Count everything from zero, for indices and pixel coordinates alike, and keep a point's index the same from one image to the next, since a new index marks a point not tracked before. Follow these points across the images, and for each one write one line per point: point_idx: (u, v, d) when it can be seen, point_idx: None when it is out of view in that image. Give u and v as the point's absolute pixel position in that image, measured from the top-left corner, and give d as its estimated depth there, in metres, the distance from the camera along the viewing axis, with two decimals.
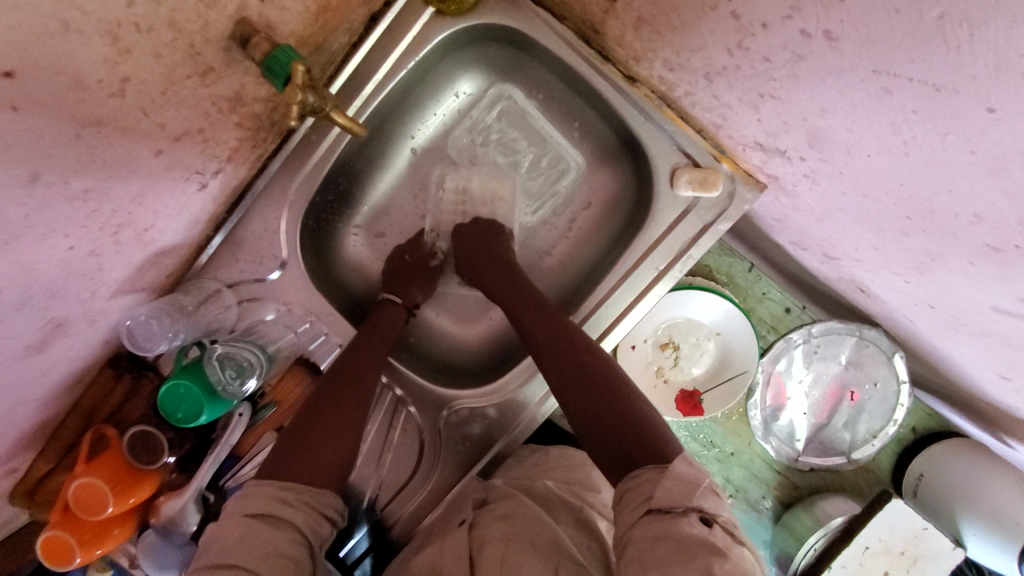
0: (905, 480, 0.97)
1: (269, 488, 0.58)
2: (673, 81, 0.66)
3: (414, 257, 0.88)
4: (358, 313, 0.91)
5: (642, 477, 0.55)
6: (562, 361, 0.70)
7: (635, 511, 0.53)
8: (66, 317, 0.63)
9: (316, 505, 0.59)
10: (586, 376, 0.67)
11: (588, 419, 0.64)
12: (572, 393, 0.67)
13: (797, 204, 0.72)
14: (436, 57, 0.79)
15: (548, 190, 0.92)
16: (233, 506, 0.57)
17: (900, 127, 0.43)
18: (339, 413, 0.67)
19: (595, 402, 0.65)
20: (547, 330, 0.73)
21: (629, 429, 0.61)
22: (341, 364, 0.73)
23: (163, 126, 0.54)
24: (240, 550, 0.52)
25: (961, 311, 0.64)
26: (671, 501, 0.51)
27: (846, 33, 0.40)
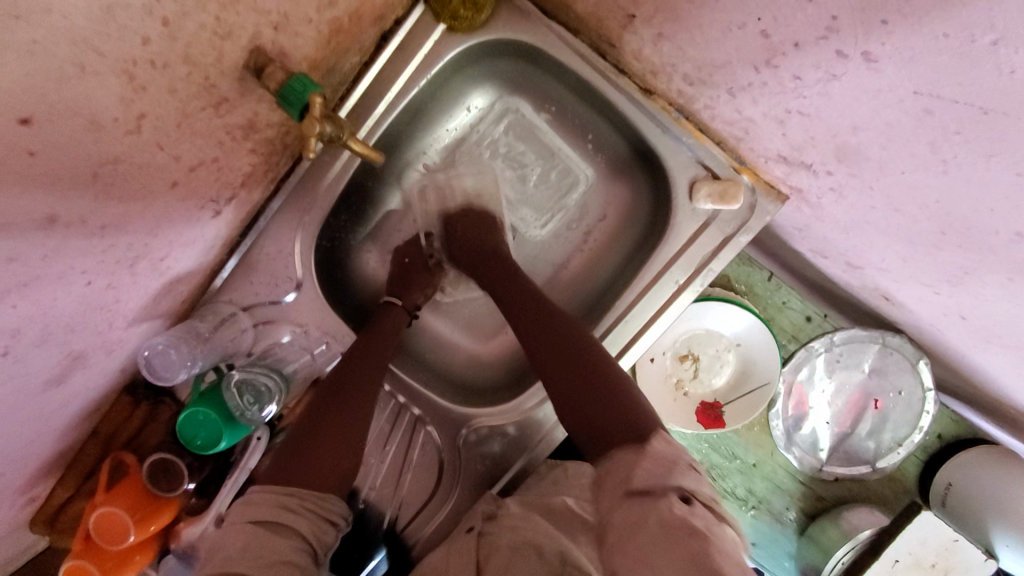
0: (933, 489, 0.95)
1: (273, 496, 0.57)
2: (693, 94, 0.64)
3: (413, 256, 0.87)
4: None
5: (618, 460, 0.52)
6: (552, 353, 0.68)
7: (613, 493, 0.49)
8: (84, 350, 0.62)
9: (321, 509, 0.59)
10: (577, 368, 0.65)
11: (574, 412, 0.63)
12: (561, 386, 0.65)
13: (821, 215, 0.70)
14: (448, 73, 0.78)
15: (558, 203, 0.90)
16: (236, 513, 0.55)
17: (941, 147, 0.41)
18: (345, 418, 0.68)
19: (583, 391, 0.63)
20: (537, 319, 0.71)
21: (611, 415, 0.59)
22: (343, 367, 0.73)
23: (179, 158, 0.54)
24: (238, 554, 0.49)
25: (996, 323, 0.62)
26: (651, 483, 0.47)
27: (885, 55, 0.38)
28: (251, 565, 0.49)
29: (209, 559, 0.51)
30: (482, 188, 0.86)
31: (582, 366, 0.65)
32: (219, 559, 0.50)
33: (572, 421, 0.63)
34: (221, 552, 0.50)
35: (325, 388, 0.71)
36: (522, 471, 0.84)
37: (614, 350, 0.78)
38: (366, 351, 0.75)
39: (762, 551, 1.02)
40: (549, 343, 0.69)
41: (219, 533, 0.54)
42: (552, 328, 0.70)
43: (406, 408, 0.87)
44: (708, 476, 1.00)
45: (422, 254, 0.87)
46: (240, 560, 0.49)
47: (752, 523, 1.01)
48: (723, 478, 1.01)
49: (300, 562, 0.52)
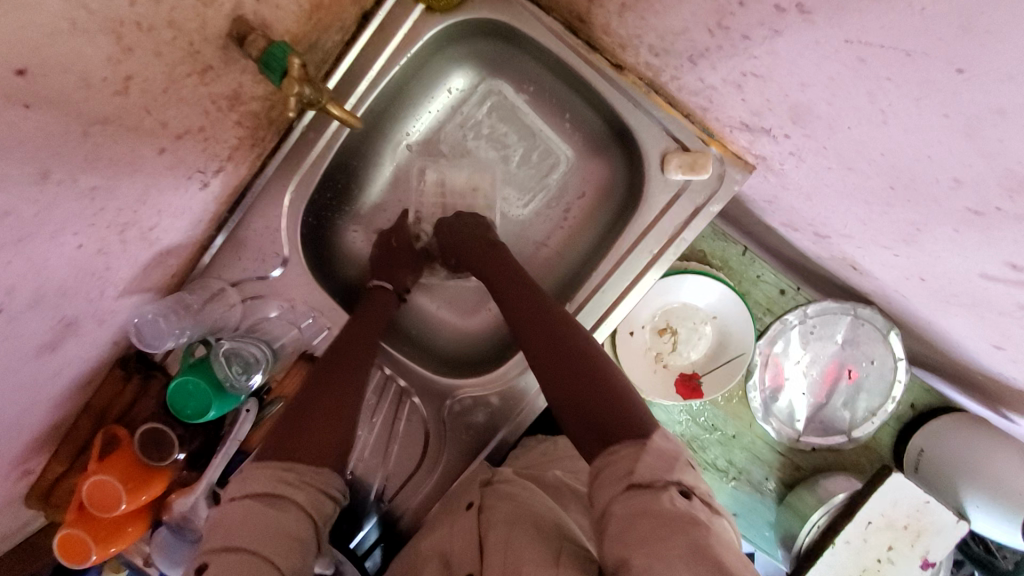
0: (906, 455, 0.98)
1: (270, 470, 0.57)
2: (659, 66, 0.68)
3: (401, 242, 0.90)
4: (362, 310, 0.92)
5: (618, 453, 0.53)
6: (544, 338, 0.68)
7: (614, 488, 0.51)
8: (77, 316, 0.65)
9: (319, 483, 0.58)
10: (569, 352, 0.66)
11: (563, 394, 0.63)
12: (552, 368, 0.65)
13: (786, 183, 0.73)
14: (428, 53, 0.81)
15: (540, 183, 0.94)
16: (234, 489, 0.56)
17: (877, 96, 0.44)
18: (336, 395, 0.67)
19: (572, 374, 0.63)
20: (530, 310, 0.72)
21: (607, 398, 0.60)
22: (331, 352, 0.73)
23: (166, 124, 0.56)
24: (239, 528, 0.52)
25: (951, 281, 0.65)
26: (652, 477, 0.50)
27: (818, 6, 0.41)
28: (250, 539, 0.51)
29: (211, 533, 0.53)
30: (476, 183, 0.93)
31: (576, 351, 0.66)
32: (220, 533, 0.52)
33: (559, 397, 0.63)
34: (222, 526, 0.52)
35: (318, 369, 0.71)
36: (508, 437, 0.87)
37: (592, 319, 0.81)
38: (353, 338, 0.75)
39: (743, 521, 1.04)
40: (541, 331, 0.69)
41: (219, 508, 0.56)
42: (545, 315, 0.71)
43: (393, 379, 0.89)
44: (689, 448, 1.03)
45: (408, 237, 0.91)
46: (242, 535, 0.51)
47: (733, 494, 1.04)
48: (704, 450, 1.03)
49: (298, 533, 0.53)
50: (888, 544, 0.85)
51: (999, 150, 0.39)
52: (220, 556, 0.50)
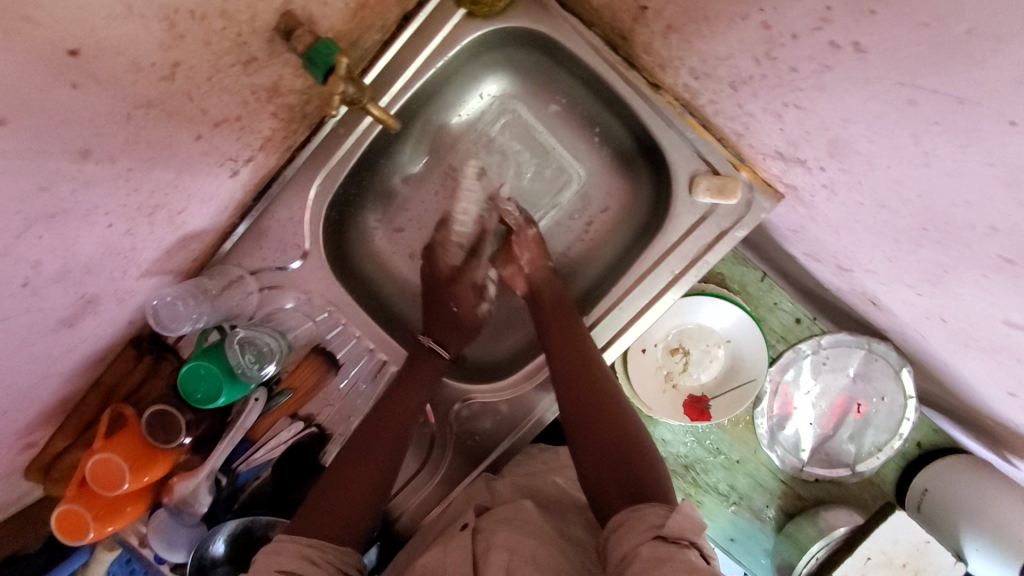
0: (909, 494, 0.98)
1: (297, 545, 0.60)
2: (697, 89, 0.68)
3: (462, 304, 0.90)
4: (378, 307, 0.92)
5: (647, 509, 0.54)
6: (585, 407, 0.72)
7: (643, 535, 0.52)
8: (98, 294, 0.65)
9: (343, 563, 0.62)
10: (607, 425, 0.69)
11: (597, 467, 0.65)
12: (591, 435, 0.69)
13: (814, 215, 0.73)
14: (464, 58, 0.81)
15: (553, 200, 0.94)
16: (260, 563, 0.58)
17: (922, 138, 0.44)
18: (369, 470, 0.72)
19: (608, 448, 0.66)
20: (576, 358, 0.76)
21: (642, 474, 0.62)
22: (374, 417, 0.76)
23: (206, 111, 0.56)
24: None
25: (973, 325, 0.64)
26: (679, 533, 0.50)
27: (874, 45, 0.41)
28: None
29: None
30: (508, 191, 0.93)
31: (613, 424, 0.69)
32: None
33: (591, 463, 0.66)
34: None
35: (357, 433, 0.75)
36: (514, 445, 0.86)
37: (608, 334, 0.81)
38: (400, 401, 0.77)
39: (739, 547, 1.04)
40: (585, 396, 0.72)
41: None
42: (588, 375, 0.74)
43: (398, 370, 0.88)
44: (691, 469, 1.03)
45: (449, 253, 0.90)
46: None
47: (732, 519, 1.03)
48: (706, 473, 1.03)
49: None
50: None
51: None
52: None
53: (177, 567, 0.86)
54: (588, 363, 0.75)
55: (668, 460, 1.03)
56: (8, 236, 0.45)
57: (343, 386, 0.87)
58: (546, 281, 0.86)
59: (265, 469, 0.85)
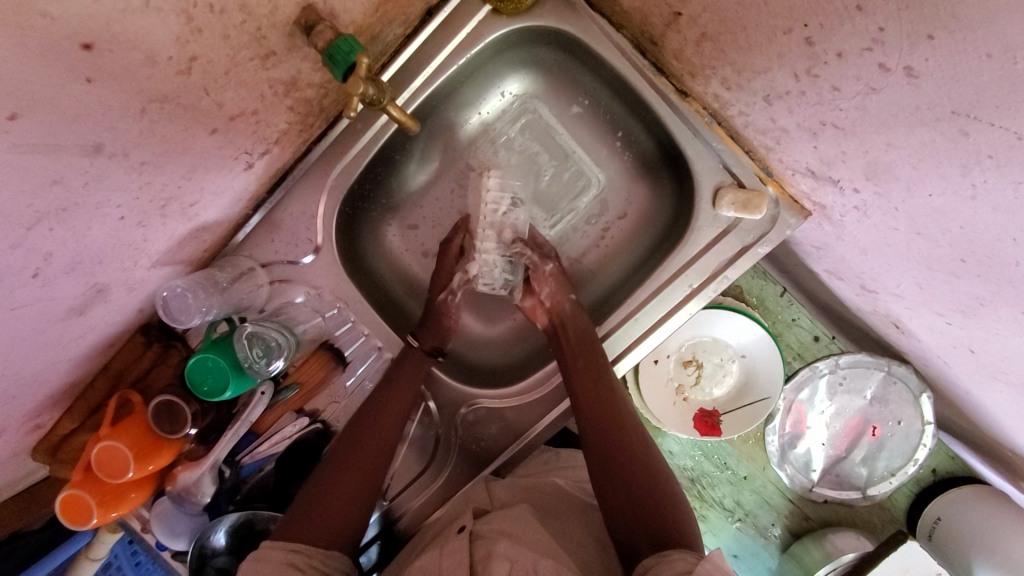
0: (920, 522, 0.95)
1: (283, 551, 0.60)
2: (728, 99, 0.66)
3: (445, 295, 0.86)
4: (387, 307, 0.91)
5: (673, 556, 0.53)
6: (611, 441, 0.70)
7: None
8: (109, 284, 0.64)
9: (328, 568, 0.61)
10: (632, 458, 0.68)
11: (624, 501, 0.64)
12: (615, 468, 0.67)
13: (841, 234, 0.71)
14: (488, 55, 0.79)
15: (569, 204, 0.91)
16: (243, 569, 0.57)
17: (971, 170, 0.42)
18: (358, 479, 0.71)
19: (632, 480, 0.65)
20: (599, 393, 0.74)
21: (665, 511, 0.61)
22: (356, 425, 0.76)
23: (222, 105, 0.55)
24: None
25: (1004, 359, 0.61)
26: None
27: (929, 71, 0.39)
28: None
29: None
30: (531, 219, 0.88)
31: (638, 458, 0.68)
32: None
33: (616, 498, 0.65)
34: None
35: (339, 439, 0.75)
36: (518, 454, 0.85)
37: (623, 344, 0.80)
38: (382, 411, 0.77)
39: (743, 563, 1.02)
40: (609, 431, 0.71)
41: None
42: (613, 413, 0.73)
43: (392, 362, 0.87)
44: (697, 484, 1.01)
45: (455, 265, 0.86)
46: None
47: (736, 535, 1.02)
48: (713, 487, 1.01)
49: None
50: None
51: None
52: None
53: (178, 555, 0.86)
54: (614, 402, 0.74)
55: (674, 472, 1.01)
56: (18, 229, 0.44)
57: (350, 383, 0.86)
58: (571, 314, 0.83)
59: (270, 462, 0.84)
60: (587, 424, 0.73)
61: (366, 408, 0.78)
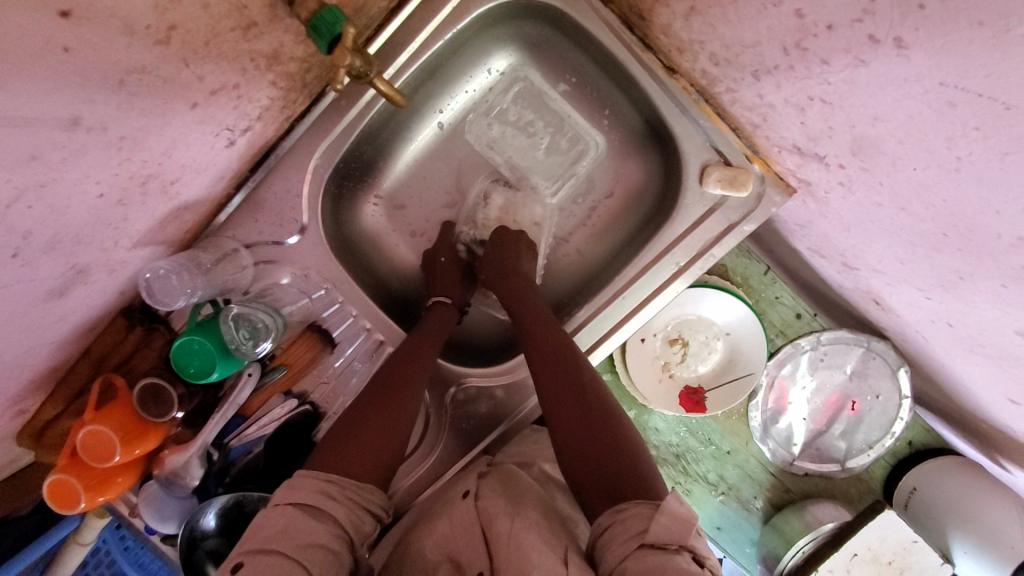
0: (897, 492, 0.99)
1: (315, 480, 0.62)
2: (717, 75, 0.66)
3: (447, 257, 0.89)
4: (382, 289, 0.92)
5: (631, 511, 0.54)
6: (574, 411, 0.67)
7: (626, 546, 0.51)
8: (89, 265, 0.63)
9: (361, 501, 0.63)
10: (594, 426, 0.65)
11: (584, 458, 0.63)
12: (578, 438, 0.65)
13: (825, 211, 0.72)
14: (474, 29, 0.78)
15: (569, 170, 0.90)
16: (278, 494, 0.61)
17: (956, 143, 0.43)
18: (391, 412, 0.71)
19: (595, 446, 0.63)
20: (553, 351, 0.73)
21: (627, 470, 0.60)
22: (391, 367, 0.76)
23: (202, 78, 0.54)
24: (277, 534, 0.56)
25: (981, 332, 0.63)
26: (666, 538, 0.50)
27: (918, 42, 0.39)
28: (287, 545, 0.55)
29: (251, 534, 0.57)
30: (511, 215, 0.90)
31: (601, 423, 0.65)
32: (261, 535, 0.56)
33: (573, 458, 0.64)
34: (262, 530, 0.56)
35: (370, 387, 0.75)
36: (508, 432, 0.87)
37: (611, 322, 0.80)
38: (415, 354, 0.77)
39: (726, 535, 1.05)
40: (570, 401, 0.68)
41: (261, 511, 0.60)
42: (568, 367, 0.71)
43: (381, 342, 0.87)
44: (682, 459, 1.03)
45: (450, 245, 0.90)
46: (278, 540, 0.55)
47: (720, 508, 1.04)
48: (698, 462, 1.03)
49: (332, 545, 0.57)
50: None
51: None
52: (254, 557, 0.54)
53: (167, 538, 0.85)
54: (579, 376, 0.70)
55: (660, 448, 1.03)
56: None
57: (338, 365, 0.86)
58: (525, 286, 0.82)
59: (258, 445, 0.84)
60: (547, 400, 0.70)
61: (398, 355, 0.77)
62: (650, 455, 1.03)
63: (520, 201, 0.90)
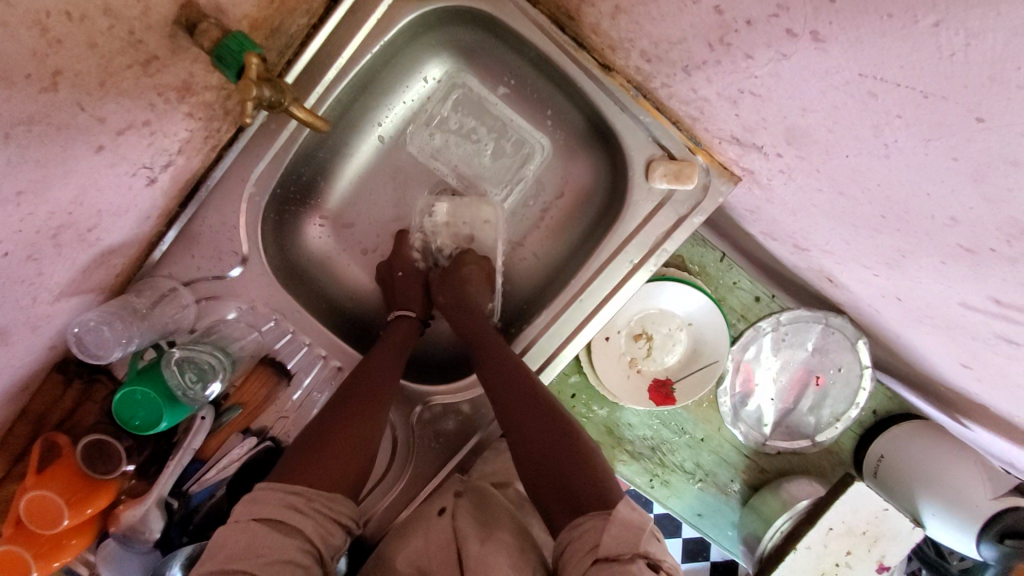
0: (866, 461, 1.01)
1: (281, 493, 0.59)
2: (650, 72, 0.65)
3: (408, 269, 0.86)
4: (340, 317, 0.89)
5: (586, 525, 0.55)
6: (533, 417, 0.67)
7: (583, 561, 0.53)
8: (7, 327, 0.58)
9: (330, 512, 0.61)
10: (551, 434, 0.65)
11: (544, 478, 0.63)
12: (536, 449, 0.65)
13: (771, 197, 0.72)
14: (403, 40, 0.76)
15: (516, 174, 0.89)
16: (240, 510, 0.58)
17: (883, 131, 0.42)
18: (354, 424, 0.68)
19: (554, 454, 0.63)
20: (508, 372, 0.72)
21: (584, 483, 0.60)
22: (364, 372, 0.73)
23: (103, 119, 0.50)
24: (244, 549, 0.54)
25: (928, 304, 0.64)
26: (619, 549, 0.52)
27: (834, 35, 0.39)
28: (252, 563, 0.53)
29: (212, 552, 0.55)
30: (469, 228, 0.90)
31: (559, 431, 0.65)
32: (221, 556, 0.54)
33: (535, 478, 0.64)
34: (224, 550, 0.54)
35: (337, 398, 0.71)
36: (480, 445, 0.84)
37: (569, 326, 0.79)
38: (383, 364, 0.75)
39: (707, 521, 1.05)
40: (528, 419, 0.67)
41: (223, 528, 0.57)
42: (522, 387, 0.70)
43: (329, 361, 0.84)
44: (658, 451, 1.02)
45: (409, 262, 0.87)
46: (241, 557, 0.53)
47: (699, 495, 1.04)
48: (673, 452, 1.03)
49: (302, 561, 0.56)
50: (847, 549, 0.88)
51: (1004, 200, 0.38)
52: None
53: None
54: (533, 389, 0.70)
55: (635, 443, 1.02)
56: None
57: (297, 397, 0.82)
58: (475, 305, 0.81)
59: (220, 488, 0.79)
60: (504, 410, 0.70)
61: (363, 365, 0.75)
62: (626, 451, 1.02)
63: (468, 205, 0.89)
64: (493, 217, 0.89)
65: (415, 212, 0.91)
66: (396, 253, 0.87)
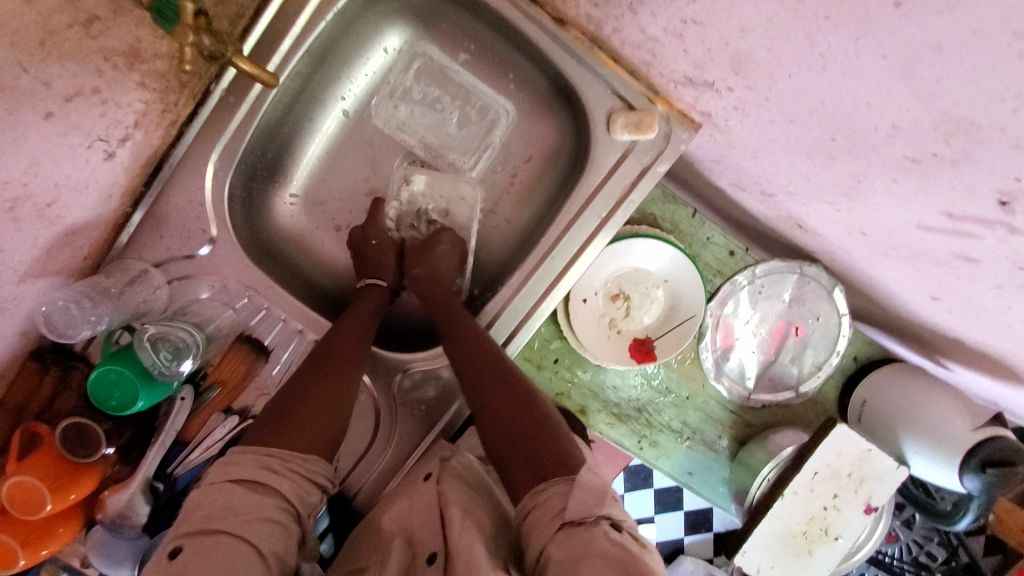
0: (850, 407, 1.01)
1: (255, 454, 0.60)
2: (600, 18, 0.66)
3: (379, 237, 0.84)
4: (317, 294, 0.89)
5: (550, 490, 0.57)
6: (493, 389, 0.68)
7: (549, 526, 0.55)
8: None
9: (306, 473, 0.62)
10: (516, 406, 0.66)
11: (510, 449, 0.63)
12: (501, 420, 0.65)
13: (731, 140, 0.72)
14: (356, 8, 0.76)
15: (483, 141, 0.89)
16: (216, 472, 0.58)
17: (815, 38, 0.45)
18: (325, 387, 0.68)
19: (519, 426, 0.64)
20: (474, 342, 0.72)
21: (553, 453, 0.61)
22: (329, 341, 0.73)
23: (48, 83, 0.51)
24: (219, 512, 0.55)
25: (890, 234, 0.65)
26: (583, 512, 0.54)
27: None
28: (230, 522, 0.54)
29: (188, 515, 0.55)
30: (448, 204, 0.89)
31: (527, 405, 0.66)
32: (199, 516, 0.55)
33: (501, 447, 0.64)
34: (201, 510, 0.55)
35: (307, 362, 0.71)
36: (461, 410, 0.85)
37: (543, 285, 0.79)
38: (350, 334, 0.75)
39: (698, 479, 1.05)
40: (493, 391, 0.67)
41: (196, 491, 0.58)
42: (489, 357, 0.70)
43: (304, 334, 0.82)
44: (644, 412, 1.03)
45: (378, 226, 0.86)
46: (220, 518, 0.54)
47: (688, 453, 1.04)
48: (659, 412, 1.04)
49: (280, 518, 0.57)
50: (834, 492, 0.89)
51: (936, 92, 0.41)
52: (194, 539, 0.53)
53: None
54: (499, 361, 0.70)
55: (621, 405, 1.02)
56: None
57: (276, 372, 0.81)
58: (440, 279, 0.81)
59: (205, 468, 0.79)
60: (470, 380, 0.69)
61: (330, 331, 0.75)
62: (611, 413, 1.02)
63: (445, 180, 0.88)
64: (470, 195, 0.88)
65: (387, 185, 0.90)
66: (370, 219, 0.85)
